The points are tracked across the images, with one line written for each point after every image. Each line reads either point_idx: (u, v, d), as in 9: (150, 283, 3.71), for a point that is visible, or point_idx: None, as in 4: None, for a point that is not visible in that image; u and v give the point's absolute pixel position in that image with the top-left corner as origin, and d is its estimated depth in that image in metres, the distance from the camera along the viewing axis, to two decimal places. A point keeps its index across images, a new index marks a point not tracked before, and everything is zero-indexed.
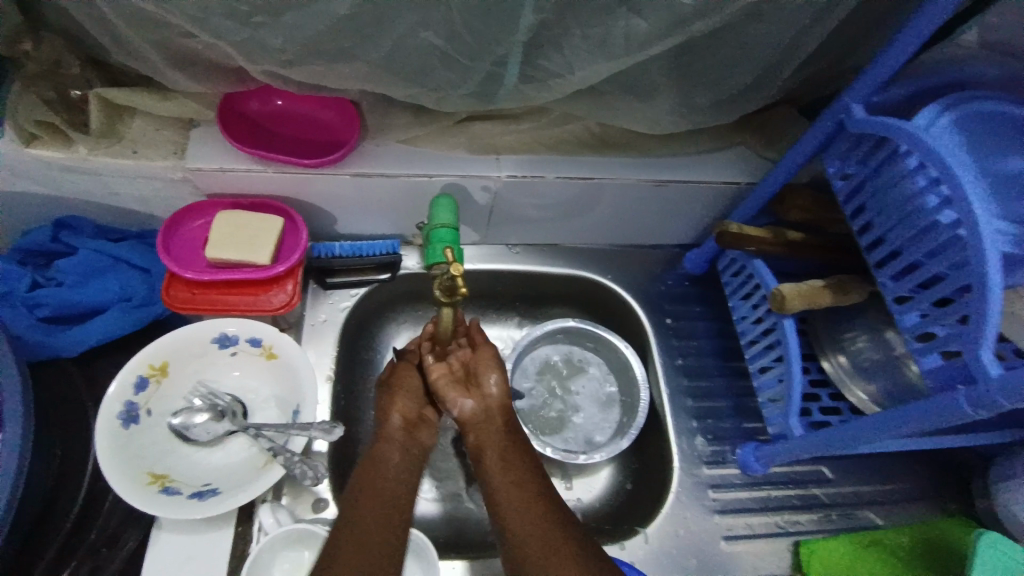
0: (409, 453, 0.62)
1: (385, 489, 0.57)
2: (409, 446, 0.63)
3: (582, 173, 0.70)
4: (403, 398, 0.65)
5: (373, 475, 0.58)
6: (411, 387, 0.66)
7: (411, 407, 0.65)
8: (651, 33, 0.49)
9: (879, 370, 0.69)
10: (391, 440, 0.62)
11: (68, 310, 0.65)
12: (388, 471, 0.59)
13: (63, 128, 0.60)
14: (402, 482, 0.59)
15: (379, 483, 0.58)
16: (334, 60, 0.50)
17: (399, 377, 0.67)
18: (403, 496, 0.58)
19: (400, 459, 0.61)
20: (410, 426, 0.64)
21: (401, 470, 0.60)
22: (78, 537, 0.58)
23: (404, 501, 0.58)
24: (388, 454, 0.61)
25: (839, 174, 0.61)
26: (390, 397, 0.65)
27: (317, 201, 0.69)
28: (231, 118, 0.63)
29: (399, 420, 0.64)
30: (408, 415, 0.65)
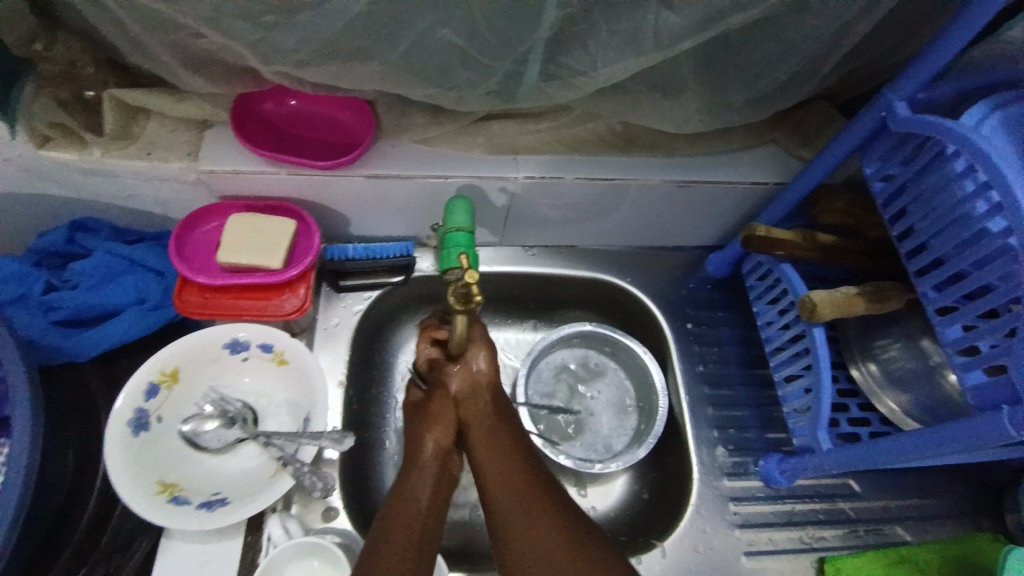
0: (442, 484, 0.59)
1: (416, 520, 0.55)
2: (442, 477, 0.59)
3: (604, 174, 0.68)
4: (439, 427, 0.61)
5: (404, 506, 0.55)
6: (446, 416, 0.61)
7: (447, 437, 0.61)
8: (682, 30, 0.47)
9: (913, 381, 0.66)
10: (423, 471, 0.58)
11: (83, 312, 0.65)
12: (419, 502, 0.56)
13: (78, 132, 0.59)
14: (433, 514, 0.56)
15: (410, 510, 0.55)
16: (349, 60, 0.48)
17: (437, 407, 0.62)
18: (429, 526, 0.55)
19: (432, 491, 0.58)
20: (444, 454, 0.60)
21: (432, 500, 0.57)
22: (91, 542, 0.58)
23: (429, 532, 0.55)
24: (420, 484, 0.58)
25: (878, 176, 0.57)
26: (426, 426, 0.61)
27: (332, 202, 0.67)
28: (244, 119, 0.61)
29: (433, 448, 0.60)
30: (443, 445, 0.61)
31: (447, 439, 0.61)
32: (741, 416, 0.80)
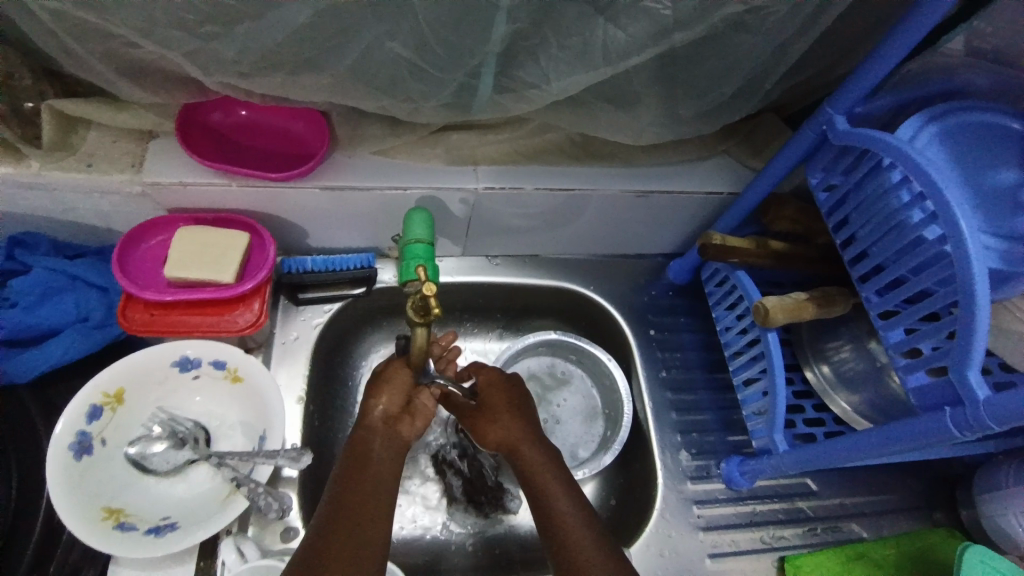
0: (392, 445, 0.59)
1: (370, 478, 0.55)
2: (393, 439, 0.59)
3: (563, 184, 0.68)
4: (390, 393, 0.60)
5: (360, 468, 0.56)
6: (399, 384, 0.61)
7: (397, 402, 0.61)
8: (630, 44, 0.47)
9: (863, 382, 0.68)
10: (373, 431, 0.58)
11: (21, 333, 0.62)
12: (373, 462, 0.57)
13: (15, 143, 0.57)
14: (388, 469, 0.57)
15: (364, 472, 0.55)
16: (296, 71, 0.47)
17: (390, 376, 0.61)
18: (385, 480, 0.56)
19: (386, 452, 0.58)
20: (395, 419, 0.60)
21: (388, 462, 0.57)
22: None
23: (384, 483, 0.56)
24: (373, 445, 0.58)
25: (822, 186, 0.60)
26: (375, 393, 0.60)
27: (287, 214, 0.66)
28: (192, 130, 0.60)
29: (382, 415, 0.60)
30: (396, 412, 0.60)
31: (397, 404, 0.60)
32: (703, 420, 0.81)
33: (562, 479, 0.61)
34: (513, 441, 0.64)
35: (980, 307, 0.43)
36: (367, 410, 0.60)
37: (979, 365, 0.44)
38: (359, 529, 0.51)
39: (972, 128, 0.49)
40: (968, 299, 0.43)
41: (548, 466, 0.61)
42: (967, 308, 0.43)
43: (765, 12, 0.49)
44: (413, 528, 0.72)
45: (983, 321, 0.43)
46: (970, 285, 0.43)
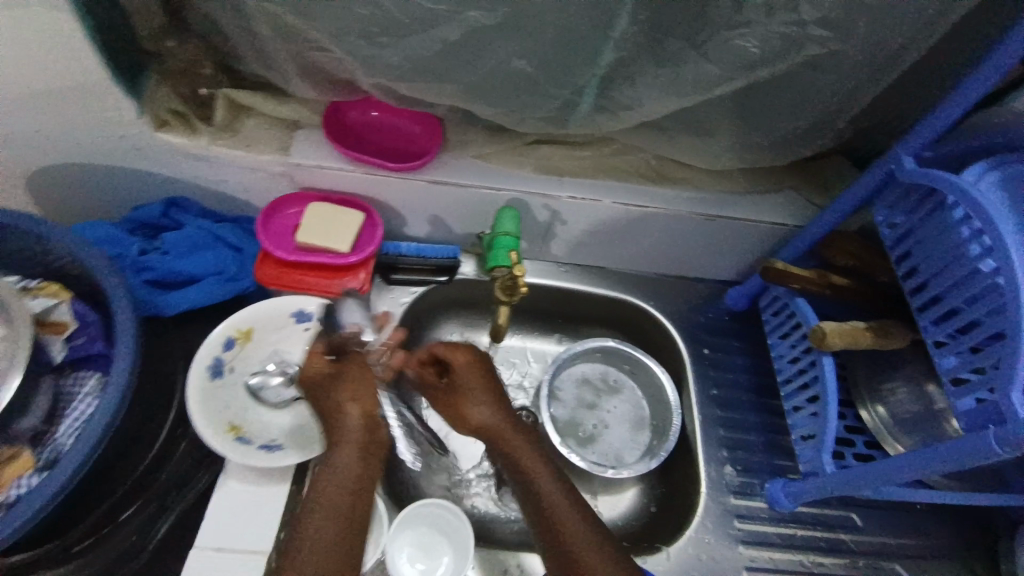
0: (369, 460, 0.56)
1: (349, 494, 0.55)
2: (369, 446, 0.57)
3: (637, 201, 0.75)
4: (360, 387, 0.58)
5: (332, 488, 0.54)
6: (360, 381, 0.58)
7: (371, 400, 0.58)
8: (718, 76, 0.55)
9: (917, 422, 0.70)
10: (348, 443, 0.56)
11: (170, 276, 0.74)
12: (350, 479, 0.55)
13: (190, 118, 0.69)
14: (369, 482, 0.56)
15: (334, 493, 0.54)
16: (435, 79, 0.57)
17: (350, 373, 0.59)
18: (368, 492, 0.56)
19: (357, 464, 0.56)
20: (371, 423, 0.58)
21: (367, 477, 0.56)
22: (152, 477, 0.65)
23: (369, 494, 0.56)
24: (342, 459, 0.55)
25: (886, 223, 0.64)
26: (335, 395, 0.58)
27: (394, 203, 0.76)
28: (332, 123, 0.71)
29: (358, 420, 0.57)
30: (368, 411, 0.58)
31: (372, 404, 0.58)
32: (750, 440, 0.84)
33: (549, 469, 0.64)
34: (498, 428, 0.66)
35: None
36: (336, 413, 0.57)
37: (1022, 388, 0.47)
38: (343, 538, 0.53)
39: None
40: (1014, 324, 0.47)
41: (544, 464, 0.64)
42: (1013, 333, 0.47)
43: (842, 58, 0.55)
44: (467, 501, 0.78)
45: None
46: (1017, 312, 0.47)
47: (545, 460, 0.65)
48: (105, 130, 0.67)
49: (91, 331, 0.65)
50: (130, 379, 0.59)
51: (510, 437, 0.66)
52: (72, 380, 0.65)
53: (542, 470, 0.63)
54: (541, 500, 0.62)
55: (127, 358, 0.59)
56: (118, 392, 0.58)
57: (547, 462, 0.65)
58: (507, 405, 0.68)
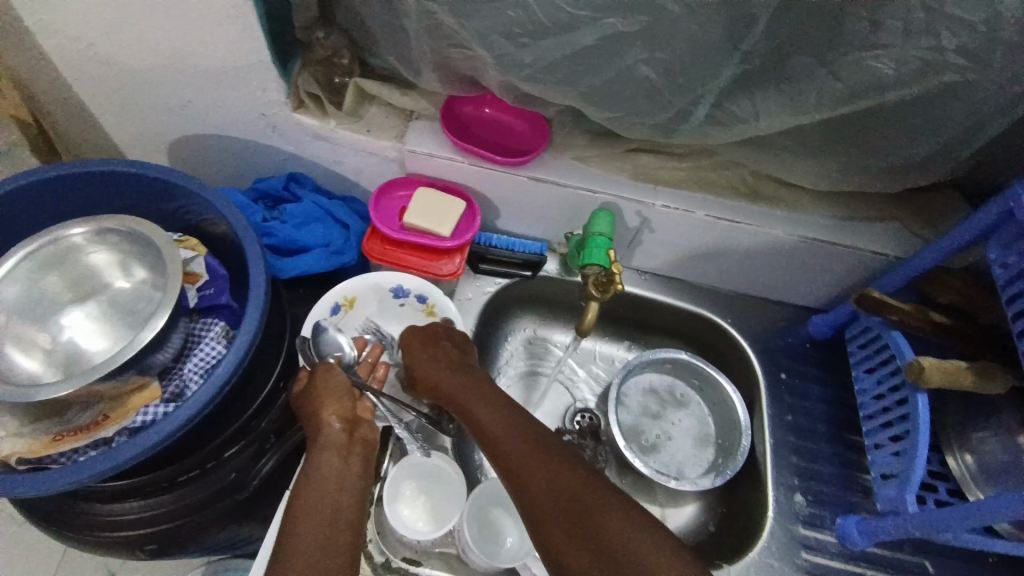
0: (347, 460, 0.64)
1: (326, 495, 0.60)
2: (352, 447, 0.65)
3: (732, 216, 0.76)
4: (330, 400, 0.66)
5: (316, 489, 0.60)
6: (337, 388, 0.67)
7: (346, 406, 0.67)
8: (842, 96, 0.55)
9: (1007, 474, 0.66)
10: (325, 449, 0.63)
11: (284, 244, 0.81)
12: (331, 480, 0.61)
13: (323, 101, 0.76)
14: (341, 485, 0.62)
15: (313, 492, 0.60)
16: (561, 81, 0.60)
17: (322, 380, 0.67)
18: (343, 492, 0.61)
19: (338, 466, 0.63)
20: (348, 424, 0.67)
21: (350, 477, 0.63)
22: (254, 423, 0.71)
23: (349, 497, 0.61)
24: (325, 461, 0.63)
25: (998, 262, 0.62)
26: (320, 402, 0.66)
27: (493, 196, 0.80)
28: (448, 115, 0.76)
29: (338, 422, 0.65)
30: (346, 416, 0.66)
31: (337, 408, 0.66)
32: (822, 471, 0.82)
33: (528, 431, 0.64)
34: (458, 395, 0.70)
35: None
36: (318, 421, 0.65)
37: None
38: (330, 535, 0.57)
39: None
40: None
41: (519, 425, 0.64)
42: None
43: (975, 88, 0.54)
44: None
45: None
46: None
47: (498, 421, 0.66)
48: (250, 107, 0.75)
49: (219, 283, 0.74)
50: (258, 329, 0.65)
51: (470, 404, 0.69)
52: (202, 325, 0.73)
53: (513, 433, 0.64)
54: (510, 465, 0.62)
55: (260, 309, 0.66)
56: (249, 339, 0.64)
57: (513, 420, 0.65)
58: (449, 360, 0.72)
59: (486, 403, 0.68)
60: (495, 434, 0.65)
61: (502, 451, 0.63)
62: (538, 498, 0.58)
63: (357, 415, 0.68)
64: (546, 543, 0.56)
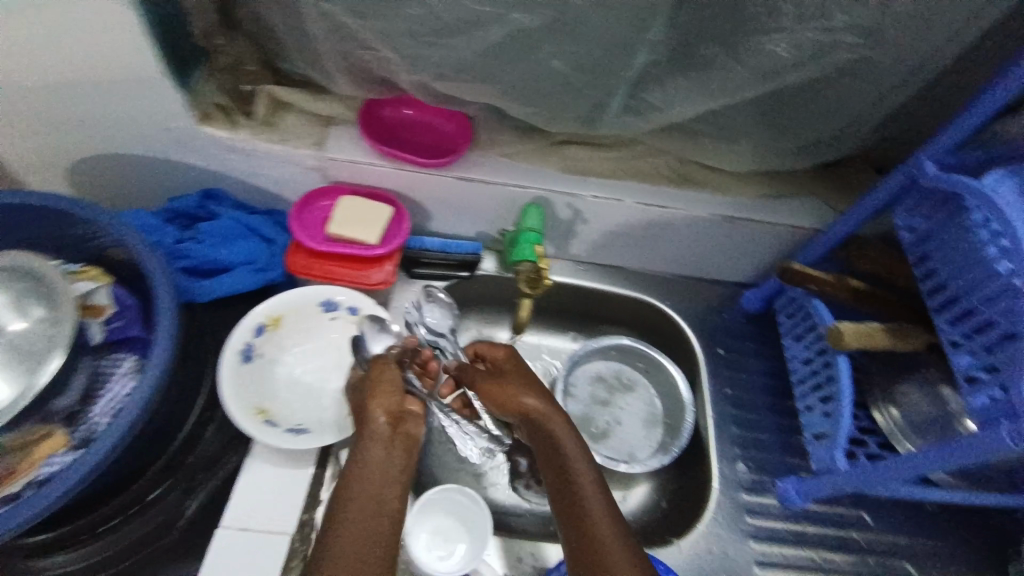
0: (398, 452, 0.61)
1: (373, 493, 0.58)
2: (397, 440, 0.62)
3: (660, 202, 0.77)
4: (384, 396, 0.64)
5: (360, 482, 0.58)
6: (391, 384, 0.65)
7: (395, 403, 0.64)
8: (748, 80, 0.57)
9: (930, 427, 0.71)
10: (376, 442, 0.61)
11: (202, 264, 0.76)
12: (375, 471, 0.59)
13: (230, 112, 0.71)
14: (388, 483, 0.59)
15: (363, 485, 0.58)
16: (474, 78, 0.59)
17: (380, 374, 0.65)
18: (386, 492, 0.59)
19: (385, 456, 0.60)
20: (395, 420, 0.63)
21: (393, 471, 0.60)
22: (181, 458, 0.68)
23: (391, 497, 0.59)
24: (374, 454, 0.60)
25: (905, 227, 0.65)
26: (371, 397, 0.64)
27: (423, 198, 0.78)
28: (368, 119, 0.73)
29: (384, 417, 0.62)
30: (393, 412, 0.63)
31: (393, 404, 0.63)
32: (763, 439, 0.85)
33: (584, 457, 0.66)
34: (544, 414, 0.67)
35: None
36: (367, 416, 0.63)
37: None
38: (374, 533, 0.55)
39: None
40: None
41: (575, 449, 0.66)
42: None
43: (869, 66, 0.57)
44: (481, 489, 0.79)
45: None
46: None
47: (564, 450, 0.66)
48: (151, 123, 0.70)
49: (128, 314, 0.69)
50: (168, 360, 0.61)
51: (541, 427, 0.67)
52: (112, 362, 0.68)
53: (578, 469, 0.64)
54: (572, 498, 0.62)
55: (169, 340, 0.61)
56: (157, 373, 0.60)
57: (581, 455, 0.65)
58: (544, 394, 0.70)
59: (559, 426, 0.67)
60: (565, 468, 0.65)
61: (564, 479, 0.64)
62: (594, 540, 0.59)
63: (404, 410, 0.64)
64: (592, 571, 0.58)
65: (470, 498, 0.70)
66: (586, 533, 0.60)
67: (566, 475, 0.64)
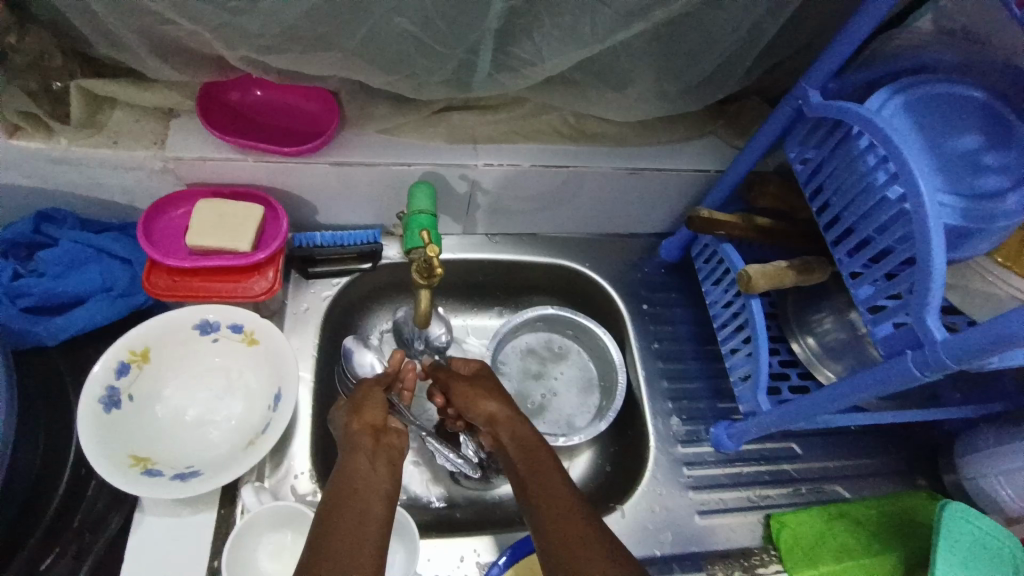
0: (384, 463, 0.57)
1: (355, 504, 0.52)
2: (380, 451, 0.58)
3: (558, 162, 0.72)
4: (369, 408, 0.61)
5: (343, 494, 0.53)
6: (376, 401, 0.62)
7: (379, 416, 0.61)
8: (617, 21, 0.53)
9: (845, 350, 0.71)
10: (359, 452, 0.57)
11: (49, 300, 0.66)
12: (360, 481, 0.54)
13: (45, 119, 0.61)
14: (373, 494, 0.54)
15: (345, 496, 0.53)
16: (310, 48, 0.54)
17: (364, 393, 0.63)
18: (372, 504, 0.53)
19: (370, 467, 0.56)
20: (378, 431, 0.60)
21: (377, 480, 0.55)
22: (64, 523, 0.60)
23: (378, 513, 0.53)
24: (358, 465, 0.56)
25: (798, 160, 0.63)
26: (354, 413, 0.61)
27: (299, 190, 0.70)
28: (212, 107, 0.64)
29: (366, 429, 0.59)
30: (375, 424, 0.60)
31: (375, 416, 0.60)
32: (693, 388, 0.85)
33: (552, 461, 0.62)
34: (502, 420, 0.65)
35: (935, 259, 0.47)
36: (350, 432, 0.59)
37: (936, 311, 0.48)
38: (359, 548, 0.50)
39: (932, 100, 0.55)
40: (925, 251, 0.47)
41: (543, 453, 0.62)
42: (924, 262, 0.47)
43: None
44: (416, 492, 0.76)
45: (938, 272, 0.47)
46: (926, 238, 0.47)
47: (535, 451, 0.62)
48: None
49: None
50: (9, 420, 0.57)
51: (503, 433, 0.64)
52: None
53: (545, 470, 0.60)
54: (534, 500, 0.58)
55: (2, 401, 0.57)
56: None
57: (546, 455, 0.62)
58: (508, 399, 0.67)
59: (525, 428, 0.64)
60: (529, 469, 0.60)
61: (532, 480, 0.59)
62: (570, 540, 0.54)
63: (388, 422, 0.61)
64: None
65: (395, 508, 0.64)
66: (563, 534, 0.55)
67: (531, 479, 0.60)
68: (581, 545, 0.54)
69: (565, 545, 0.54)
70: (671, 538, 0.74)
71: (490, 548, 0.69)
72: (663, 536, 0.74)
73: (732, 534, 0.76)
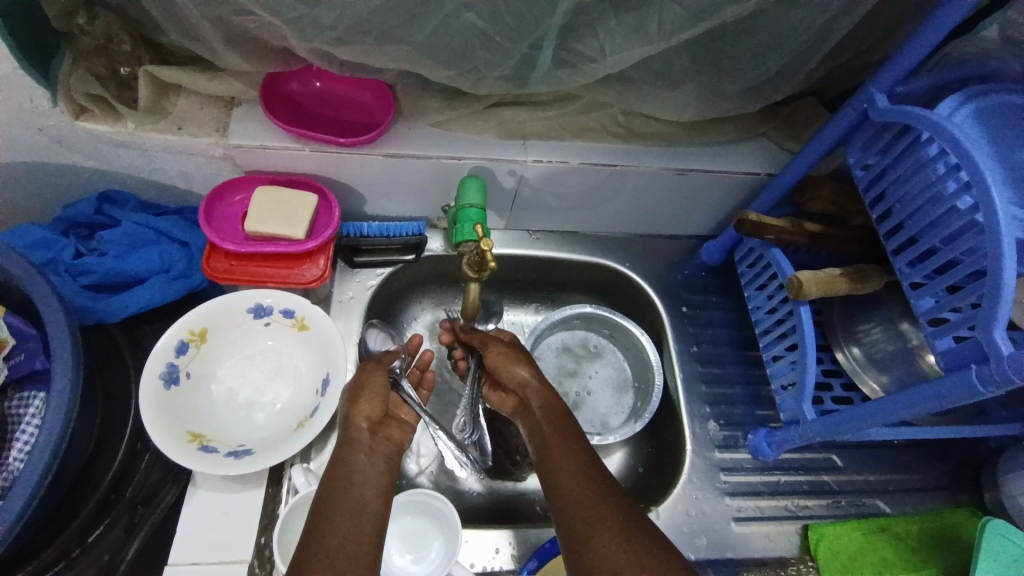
0: (378, 454, 0.59)
1: (352, 495, 0.54)
2: (377, 445, 0.60)
3: (607, 159, 0.72)
4: (369, 399, 0.62)
5: (339, 484, 0.55)
6: (376, 388, 0.63)
7: (377, 408, 0.62)
8: (682, 19, 0.54)
9: (894, 363, 0.68)
10: (354, 444, 0.59)
11: (111, 278, 0.69)
12: (358, 473, 0.56)
13: (112, 102, 0.62)
14: (368, 484, 0.56)
15: (343, 486, 0.55)
16: (379, 39, 0.55)
17: (368, 380, 0.64)
18: (369, 494, 0.55)
19: (368, 461, 0.58)
20: (375, 425, 0.62)
21: (375, 473, 0.57)
22: (117, 494, 0.63)
23: (371, 500, 0.55)
24: (355, 459, 0.58)
25: (859, 165, 0.62)
26: (354, 402, 0.62)
27: (350, 181, 0.71)
28: (273, 96, 0.65)
29: (365, 423, 0.61)
30: (374, 416, 0.62)
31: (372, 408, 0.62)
32: (731, 393, 0.84)
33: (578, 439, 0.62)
34: (529, 388, 0.67)
35: (1006, 272, 0.46)
36: (347, 423, 0.61)
37: (1005, 324, 0.46)
38: (355, 533, 0.52)
39: (1008, 108, 0.53)
40: (995, 263, 0.46)
41: (573, 437, 0.62)
42: (994, 274, 0.46)
43: None
44: (453, 483, 0.76)
45: (1008, 284, 0.46)
46: (998, 250, 0.46)
47: (562, 427, 0.63)
48: (22, 123, 0.61)
49: (30, 346, 0.62)
50: (73, 396, 0.55)
51: (532, 399, 0.66)
52: (18, 401, 0.61)
53: (567, 437, 0.62)
54: (552, 470, 0.59)
55: (68, 375, 0.55)
56: (63, 410, 0.54)
57: (570, 428, 0.63)
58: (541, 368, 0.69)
59: (552, 395, 0.66)
60: (551, 437, 0.62)
61: (551, 462, 0.60)
62: (576, 507, 0.56)
63: (385, 416, 0.63)
64: (582, 544, 0.53)
65: (438, 498, 0.65)
66: (581, 500, 0.56)
67: (553, 463, 0.60)
68: (599, 513, 0.55)
69: (578, 511, 0.55)
70: (706, 543, 0.74)
71: (524, 542, 0.69)
72: (698, 540, 0.73)
73: (768, 543, 0.75)
